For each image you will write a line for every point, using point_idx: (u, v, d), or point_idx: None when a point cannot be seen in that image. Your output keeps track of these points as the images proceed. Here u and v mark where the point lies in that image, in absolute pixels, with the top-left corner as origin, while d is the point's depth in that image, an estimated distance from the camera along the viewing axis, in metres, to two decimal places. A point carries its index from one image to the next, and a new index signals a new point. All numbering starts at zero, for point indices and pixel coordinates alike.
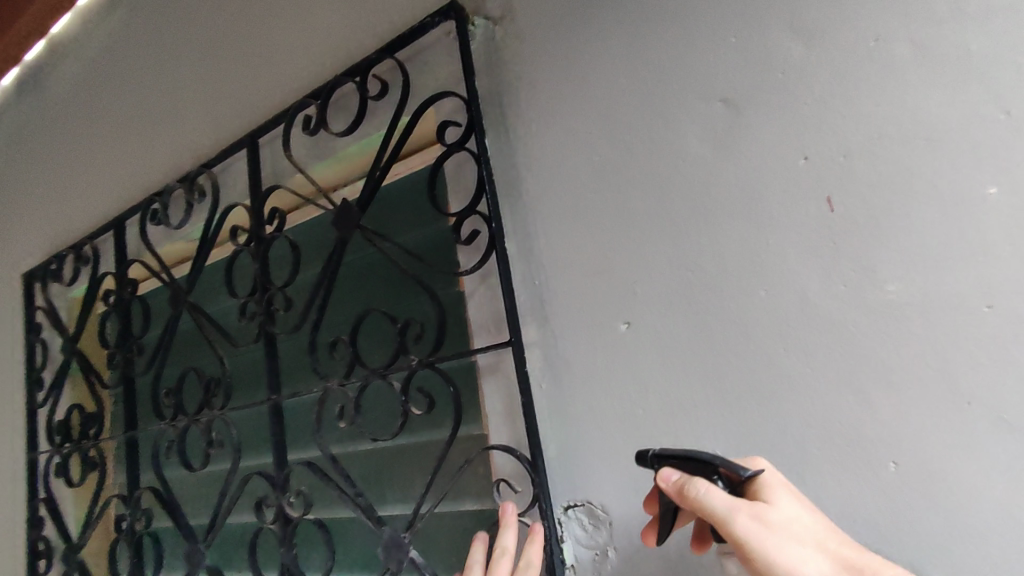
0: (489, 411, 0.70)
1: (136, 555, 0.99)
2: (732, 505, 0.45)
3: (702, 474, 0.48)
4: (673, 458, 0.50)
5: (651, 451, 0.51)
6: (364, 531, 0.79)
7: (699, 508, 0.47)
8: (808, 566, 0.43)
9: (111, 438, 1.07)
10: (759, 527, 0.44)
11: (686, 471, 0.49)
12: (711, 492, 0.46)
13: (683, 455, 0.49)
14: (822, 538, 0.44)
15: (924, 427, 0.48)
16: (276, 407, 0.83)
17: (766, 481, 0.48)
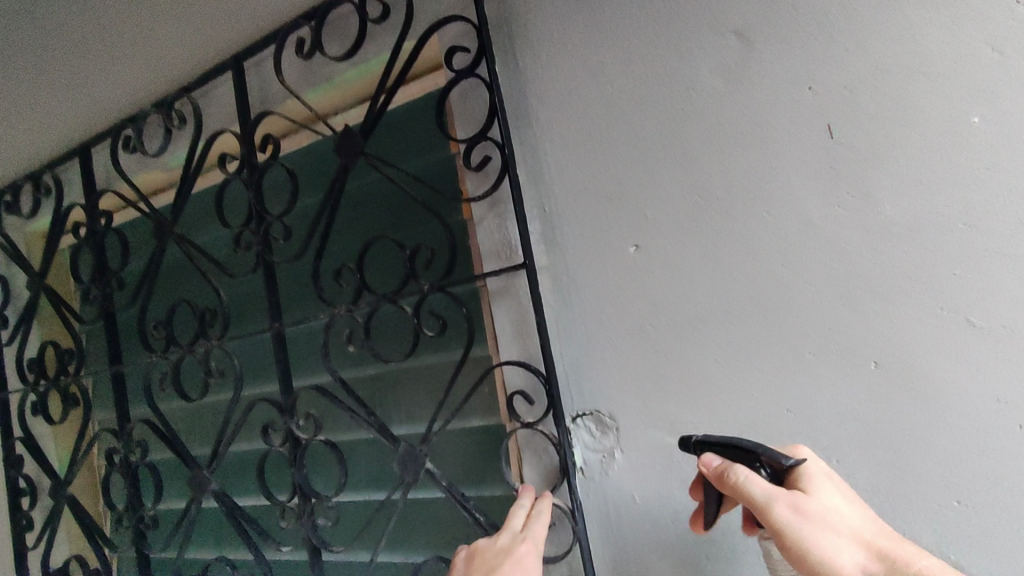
0: (500, 332, 0.73)
1: (134, 486, 1.00)
2: (770, 494, 0.51)
3: (743, 462, 0.53)
4: (715, 446, 0.55)
5: (695, 438, 0.57)
6: (374, 450, 0.83)
7: (739, 492, 0.52)
8: (842, 552, 0.49)
9: (94, 373, 1.05)
10: (797, 516, 0.50)
11: (727, 458, 0.54)
12: (750, 480, 0.52)
13: (725, 443, 0.54)
14: (859, 528, 0.50)
15: (904, 331, 0.56)
16: (279, 335, 0.83)
17: (807, 471, 0.53)
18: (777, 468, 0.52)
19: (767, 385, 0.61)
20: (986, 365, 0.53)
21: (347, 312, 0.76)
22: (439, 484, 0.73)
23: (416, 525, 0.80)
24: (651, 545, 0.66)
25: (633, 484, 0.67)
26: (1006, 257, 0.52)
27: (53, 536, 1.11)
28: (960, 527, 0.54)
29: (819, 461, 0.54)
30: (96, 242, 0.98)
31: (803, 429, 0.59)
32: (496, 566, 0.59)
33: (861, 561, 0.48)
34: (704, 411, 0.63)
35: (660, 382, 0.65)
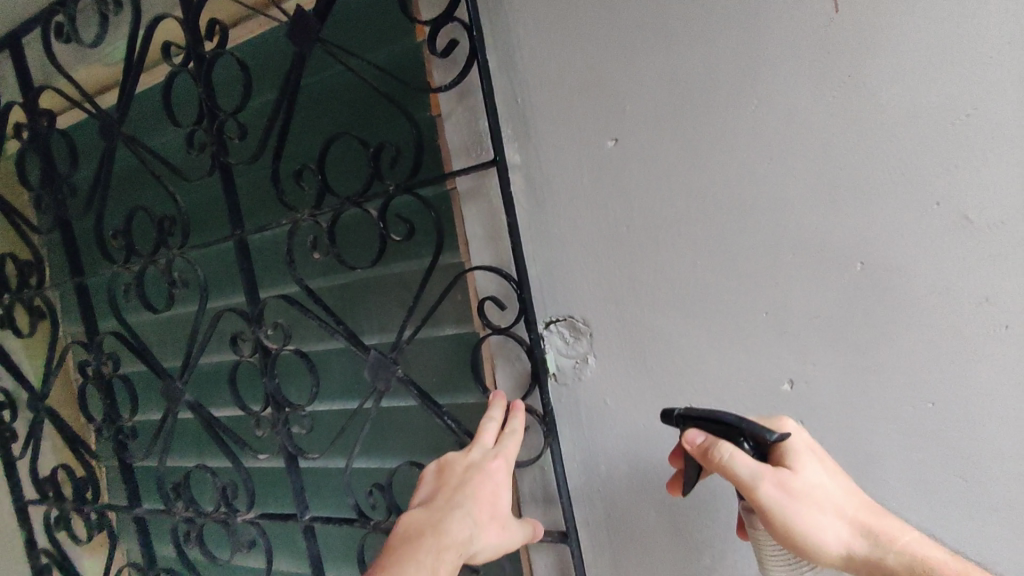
0: (471, 235, 0.70)
1: (110, 398, 0.99)
2: (756, 473, 0.51)
3: (727, 438, 0.53)
4: (698, 420, 0.54)
5: (677, 412, 0.55)
6: (345, 359, 0.81)
7: (724, 470, 0.52)
8: (827, 529, 0.51)
9: (58, 285, 1.01)
10: (782, 495, 0.51)
11: (711, 434, 0.53)
12: (736, 458, 0.51)
13: (709, 419, 0.53)
14: (842, 503, 0.52)
15: (891, 229, 0.53)
16: (243, 243, 0.79)
17: (792, 446, 0.53)
18: (761, 444, 0.52)
19: (745, 288, 0.59)
20: (972, 263, 0.51)
21: (309, 217, 0.72)
22: (412, 390, 0.72)
23: (389, 433, 0.80)
24: (621, 448, 0.66)
25: (605, 389, 0.66)
26: (1007, 148, 0.49)
27: (38, 447, 1.12)
28: (926, 424, 0.54)
29: (801, 433, 0.54)
30: (41, 144, 0.91)
31: (778, 332, 0.58)
32: (465, 481, 0.60)
33: (844, 536, 0.51)
34: (679, 315, 0.62)
35: (635, 287, 0.63)
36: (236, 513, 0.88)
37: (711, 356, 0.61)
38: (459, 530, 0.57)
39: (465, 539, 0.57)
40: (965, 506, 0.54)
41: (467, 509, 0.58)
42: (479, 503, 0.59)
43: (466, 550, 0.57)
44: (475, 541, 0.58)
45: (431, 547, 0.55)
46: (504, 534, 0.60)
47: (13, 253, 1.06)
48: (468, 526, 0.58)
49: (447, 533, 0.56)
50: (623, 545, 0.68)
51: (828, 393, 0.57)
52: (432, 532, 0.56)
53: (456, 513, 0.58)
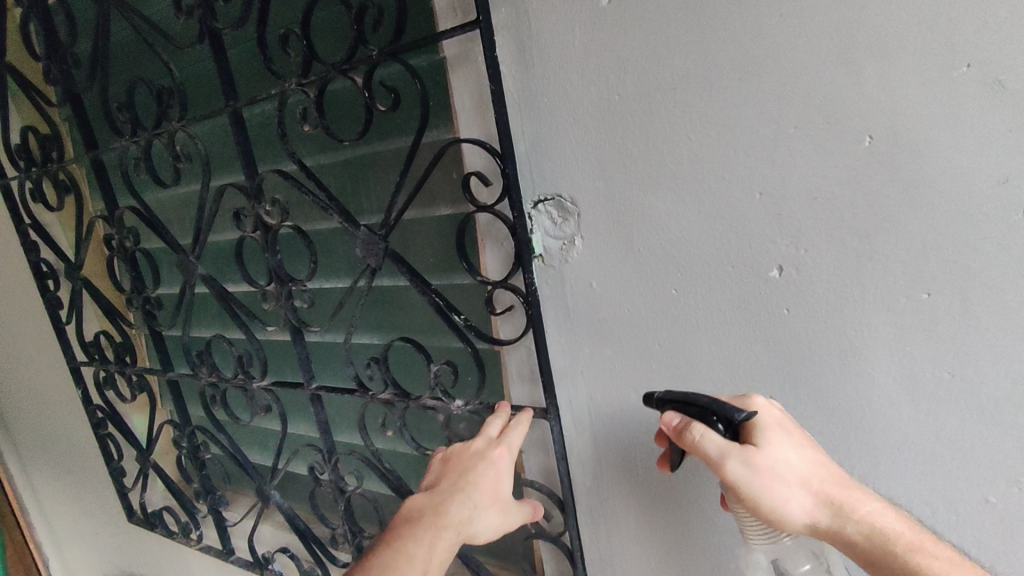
0: (460, 107, 0.66)
1: (136, 271, 1.05)
2: (724, 450, 0.53)
3: (700, 418, 0.54)
4: (675, 403, 0.56)
5: (656, 395, 0.58)
6: (344, 238, 0.82)
7: (696, 450, 0.54)
8: (793, 501, 0.52)
9: (77, 160, 1.03)
10: (749, 471, 0.52)
11: (685, 415, 0.55)
12: (706, 437, 0.53)
13: (683, 401, 0.55)
14: (809, 475, 0.52)
15: (909, 96, 0.47)
16: (237, 117, 0.78)
17: (762, 422, 0.53)
18: (732, 423, 0.53)
19: (741, 166, 0.54)
20: (996, 136, 0.45)
21: (296, 86, 0.69)
22: (402, 269, 0.72)
23: (386, 310, 0.83)
24: (603, 332, 0.66)
25: (590, 272, 0.64)
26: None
27: (81, 315, 1.20)
28: (918, 316, 0.51)
29: (772, 410, 0.54)
30: (39, 10, 0.88)
31: (772, 215, 0.54)
32: (469, 467, 0.63)
33: (810, 507, 0.52)
34: (668, 195, 0.58)
35: (627, 165, 0.59)
36: (252, 380, 0.94)
37: (699, 240, 0.58)
38: (459, 509, 0.59)
39: (465, 519, 0.59)
40: (949, 403, 0.52)
41: (468, 492, 0.61)
42: (481, 488, 0.61)
43: (464, 530, 0.59)
44: (475, 523, 0.60)
45: (431, 525, 0.58)
46: (504, 518, 0.63)
47: (33, 126, 1.08)
48: (468, 508, 0.60)
49: (447, 513, 0.59)
50: (601, 428, 0.70)
51: (817, 280, 0.54)
52: (433, 513, 0.59)
53: (457, 497, 0.60)
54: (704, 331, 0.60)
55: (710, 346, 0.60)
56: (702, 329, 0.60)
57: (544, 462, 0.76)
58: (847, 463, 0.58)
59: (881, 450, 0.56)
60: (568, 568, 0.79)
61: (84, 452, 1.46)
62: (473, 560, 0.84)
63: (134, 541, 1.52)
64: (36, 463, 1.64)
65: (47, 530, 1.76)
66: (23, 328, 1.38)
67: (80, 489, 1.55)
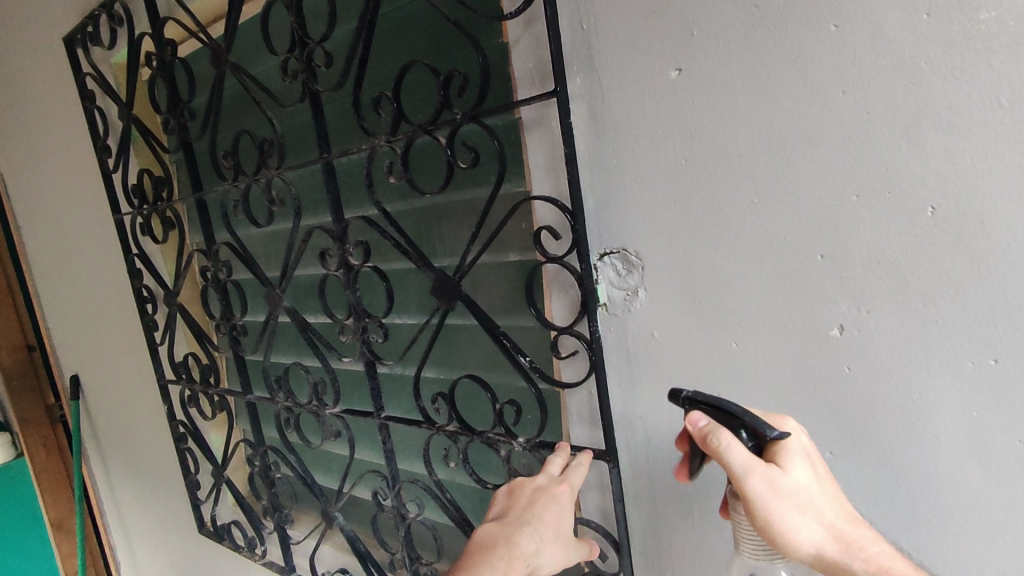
0: (533, 165, 0.72)
1: (226, 299, 1.15)
2: (748, 464, 0.54)
3: (726, 426, 0.56)
4: (704, 405, 0.57)
5: (685, 393, 0.59)
6: (419, 277, 0.89)
7: (718, 456, 0.55)
8: (803, 530, 0.54)
9: (183, 199, 1.15)
10: (767, 488, 0.54)
11: (712, 418, 0.57)
12: (731, 446, 0.54)
13: (713, 404, 0.57)
14: (826, 509, 0.55)
15: (975, 169, 0.49)
16: (328, 167, 0.87)
17: (788, 446, 0.55)
18: (759, 438, 0.55)
19: (804, 229, 0.57)
20: None
21: (385, 143, 0.77)
22: (473, 311, 0.78)
23: (455, 347, 0.88)
24: (664, 380, 0.68)
25: (653, 322, 0.68)
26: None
27: (174, 337, 1.32)
28: (985, 382, 0.51)
29: (801, 436, 0.57)
30: (166, 71, 1.02)
31: (836, 276, 0.56)
32: (534, 502, 0.66)
33: (819, 539, 0.54)
34: (730, 253, 0.61)
35: (691, 224, 0.62)
36: (325, 407, 1.01)
37: (761, 297, 0.60)
38: (527, 543, 0.63)
39: (532, 552, 0.63)
40: (1018, 471, 0.51)
41: (535, 526, 0.64)
42: (546, 522, 0.65)
43: (531, 563, 0.63)
44: (540, 556, 0.63)
45: (503, 556, 0.61)
46: (565, 551, 0.66)
47: (148, 168, 1.21)
48: (535, 542, 0.63)
49: (517, 546, 0.62)
50: (658, 473, 0.72)
51: (879, 340, 0.56)
52: (504, 545, 0.62)
53: (525, 530, 0.64)
54: (765, 385, 0.62)
55: (771, 399, 0.62)
56: (764, 383, 0.62)
57: (599, 502, 0.78)
58: (911, 525, 0.58)
59: (945, 514, 0.56)
60: None
61: (163, 463, 1.58)
62: None
63: (201, 552, 1.61)
64: (119, 471, 1.77)
65: (124, 536, 1.89)
66: (121, 346, 1.52)
67: (157, 499, 1.66)
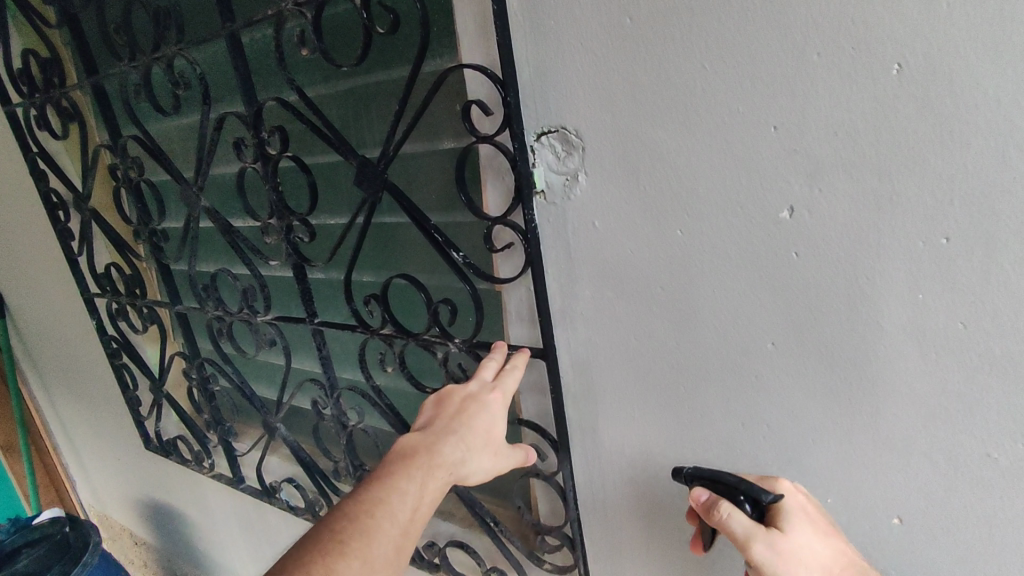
0: (462, 29, 0.63)
1: (141, 202, 1.04)
2: (750, 531, 0.56)
3: (727, 496, 0.58)
4: (704, 480, 0.61)
5: (686, 470, 0.63)
6: (347, 171, 0.81)
7: (722, 527, 0.57)
8: None
9: (77, 85, 1.01)
10: (772, 553, 0.55)
11: (713, 493, 0.59)
12: (733, 515, 0.56)
13: (713, 478, 0.60)
14: (828, 562, 0.54)
15: (948, 15, 0.42)
16: (233, 40, 0.75)
17: (787, 508, 0.56)
18: (758, 502, 0.57)
19: (757, 97, 0.50)
20: None
21: (293, 6, 0.66)
22: (403, 203, 0.70)
23: (388, 246, 0.82)
24: (605, 275, 0.64)
25: (593, 210, 0.62)
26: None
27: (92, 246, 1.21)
28: (935, 263, 0.48)
29: (797, 496, 0.57)
30: None
31: (788, 149, 0.51)
32: (464, 409, 0.63)
33: None
34: (678, 128, 0.55)
35: (635, 94, 0.55)
36: (256, 315, 0.95)
37: (707, 178, 0.55)
38: (453, 451, 0.59)
39: (457, 462, 0.59)
40: (957, 357, 0.50)
41: (462, 435, 0.61)
42: (474, 431, 0.61)
43: (456, 472, 0.59)
44: (466, 465, 0.60)
45: (424, 465, 0.57)
46: (495, 461, 0.63)
47: (33, 49, 1.06)
48: (461, 450, 0.60)
49: (440, 455, 0.58)
50: (597, 372, 0.69)
51: (829, 222, 0.51)
52: (426, 453, 0.58)
53: (451, 438, 0.60)
54: (709, 278, 0.58)
55: (714, 294, 0.58)
56: (708, 273, 0.58)
57: (539, 403, 0.76)
58: (846, 417, 0.56)
59: (884, 406, 0.54)
60: (560, 509, 0.80)
61: (101, 380, 1.51)
62: (469, 500, 0.84)
63: (151, 467, 1.59)
64: (58, 389, 1.70)
65: (75, 455, 1.85)
66: (39, 258, 1.40)
67: (101, 416, 1.61)
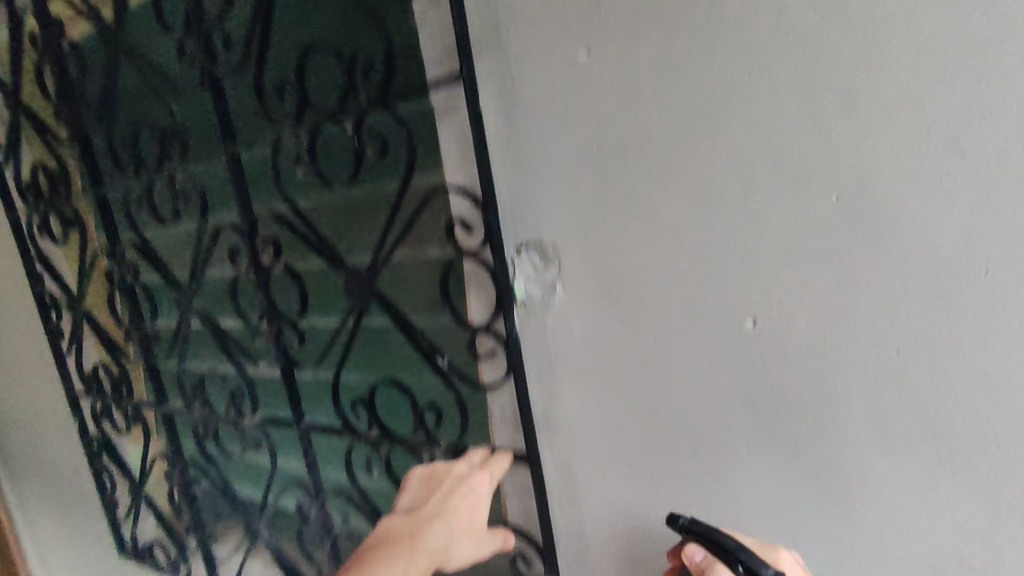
0: (443, 155, 0.67)
1: (135, 304, 1.09)
2: None
3: (724, 561, 0.53)
4: (700, 537, 0.54)
5: (682, 520, 0.56)
6: (336, 276, 0.81)
7: None
8: None
9: (83, 196, 1.08)
10: None
11: (710, 553, 0.54)
12: None
13: (711, 539, 0.54)
14: None
15: (875, 153, 0.48)
16: (233, 160, 0.82)
17: None
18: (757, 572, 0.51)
19: (714, 219, 0.55)
20: (958, 191, 0.46)
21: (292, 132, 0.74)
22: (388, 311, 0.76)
23: (376, 350, 0.81)
24: (584, 380, 0.66)
25: (570, 318, 0.65)
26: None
27: (82, 345, 1.23)
28: (891, 372, 0.51)
29: (795, 572, 0.53)
30: (56, 58, 0.97)
31: (747, 266, 0.55)
32: (449, 493, 0.62)
33: None
34: (645, 245, 0.59)
35: (605, 215, 0.60)
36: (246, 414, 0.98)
37: (675, 291, 0.59)
38: (437, 536, 0.58)
39: (440, 548, 0.58)
40: (922, 463, 0.51)
41: (446, 518, 0.60)
42: (458, 516, 0.61)
43: (438, 557, 0.57)
44: (449, 550, 0.59)
45: (407, 549, 0.55)
46: (475, 547, 0.62)
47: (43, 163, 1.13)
48: (444, 535, 0.59)
49: (423, 539, 0.57)
50: (580, 476, 0.69)
51: (789, 332, 0.54)
52: (409, 537, 0.56)
53: (435, 523, 0.59)
54: (683, 384, 0.60)
55: (689, 400, 0.60)
56: (680, 379, 0.60)
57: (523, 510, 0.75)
58: (825, 523, 0.57)
59: (860, 512, 0.55)
60: None
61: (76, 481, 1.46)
62: None
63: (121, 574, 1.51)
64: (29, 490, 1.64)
65: None
66: (25, 356, 1.40)
67: (72, 519, 1.54)
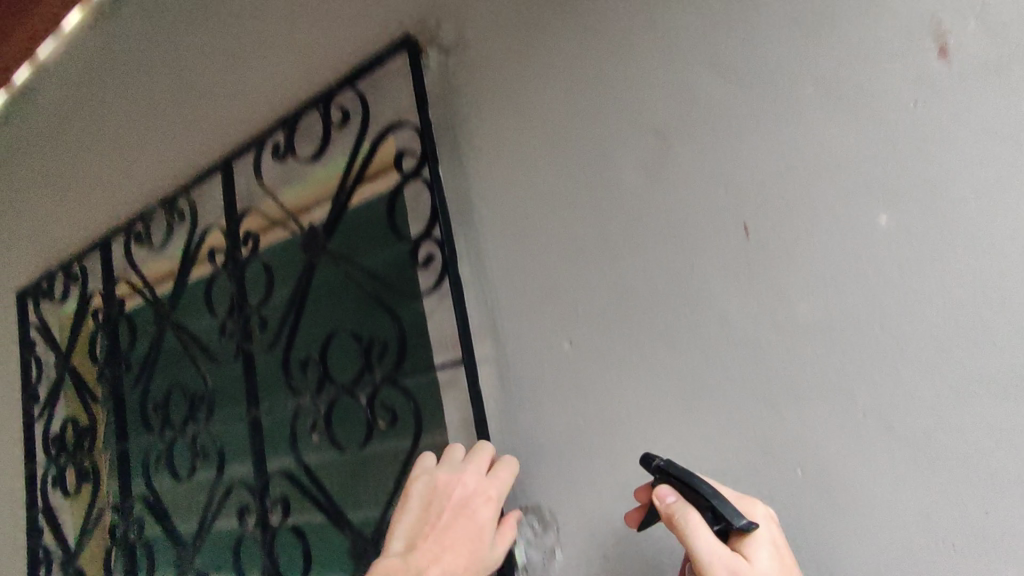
0: (447, 422, 0.75)
1: (131, 562, 1.06)
2: (714, 551, 0.48)
3: (695, 505, 0.51)
4: (673, 479, 0.53)
5: (656, 462, 0.55)
6: (340, 538, 0.82)
7: (684, 541, 0.50)
8: None
9: (103, 449, 1.13)
10: None
11: (681, 498, 0.52)
12: (697, 530, 0.49)
13: (683, 478, 0.52)
14: None
15: (824, 438, 0.53)
16: (255, 421, 0.90)
17: (755, 537, 0.49)
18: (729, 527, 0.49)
19: None
20: (908, 474, 0.50)
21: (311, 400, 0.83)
22: None
23: None
24: None
25: None
26: (955, 233, 0.49)
27: None
28: None
29: (771, 530, 0.50)
30: (111, 331, 1.13)
31: None
32: (448, 528, 0.59)
33: None
34: None
35: (596, 483, 0.65)
36: None
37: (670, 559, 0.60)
38: None
39: None
40: None
41: (443, 562, 0.56)
42: (456, 555, 0.57)
43: None
44: None
45: None
46: None
47: (75, 417, 1.22)
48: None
49: None
50: None
51: None
52: None
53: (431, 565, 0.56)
54: None
55: None
56: None
57: None
58: None
59: None
60: None
61: None
62: None
63: None
64: None
65: None
66: None
67: None
